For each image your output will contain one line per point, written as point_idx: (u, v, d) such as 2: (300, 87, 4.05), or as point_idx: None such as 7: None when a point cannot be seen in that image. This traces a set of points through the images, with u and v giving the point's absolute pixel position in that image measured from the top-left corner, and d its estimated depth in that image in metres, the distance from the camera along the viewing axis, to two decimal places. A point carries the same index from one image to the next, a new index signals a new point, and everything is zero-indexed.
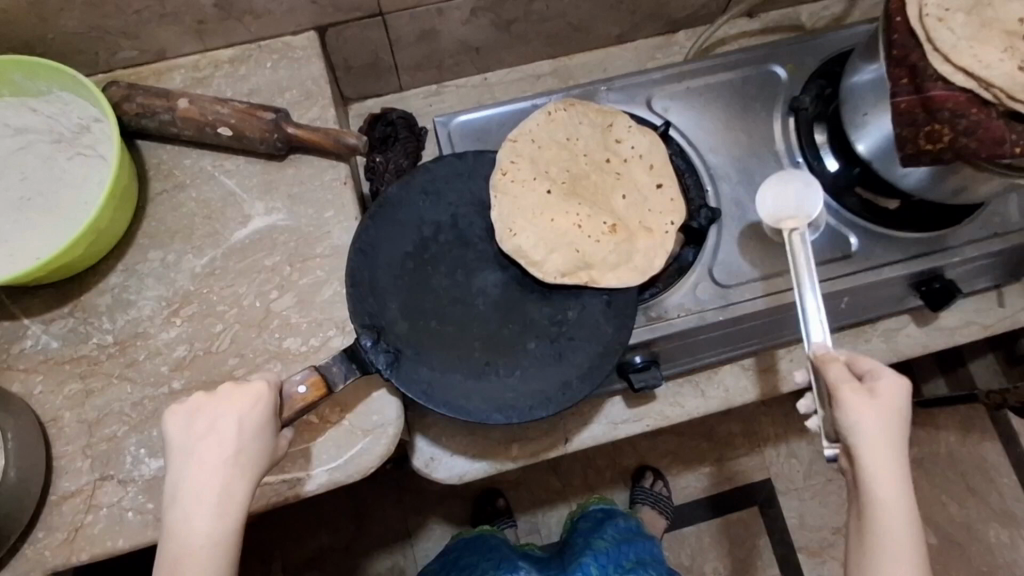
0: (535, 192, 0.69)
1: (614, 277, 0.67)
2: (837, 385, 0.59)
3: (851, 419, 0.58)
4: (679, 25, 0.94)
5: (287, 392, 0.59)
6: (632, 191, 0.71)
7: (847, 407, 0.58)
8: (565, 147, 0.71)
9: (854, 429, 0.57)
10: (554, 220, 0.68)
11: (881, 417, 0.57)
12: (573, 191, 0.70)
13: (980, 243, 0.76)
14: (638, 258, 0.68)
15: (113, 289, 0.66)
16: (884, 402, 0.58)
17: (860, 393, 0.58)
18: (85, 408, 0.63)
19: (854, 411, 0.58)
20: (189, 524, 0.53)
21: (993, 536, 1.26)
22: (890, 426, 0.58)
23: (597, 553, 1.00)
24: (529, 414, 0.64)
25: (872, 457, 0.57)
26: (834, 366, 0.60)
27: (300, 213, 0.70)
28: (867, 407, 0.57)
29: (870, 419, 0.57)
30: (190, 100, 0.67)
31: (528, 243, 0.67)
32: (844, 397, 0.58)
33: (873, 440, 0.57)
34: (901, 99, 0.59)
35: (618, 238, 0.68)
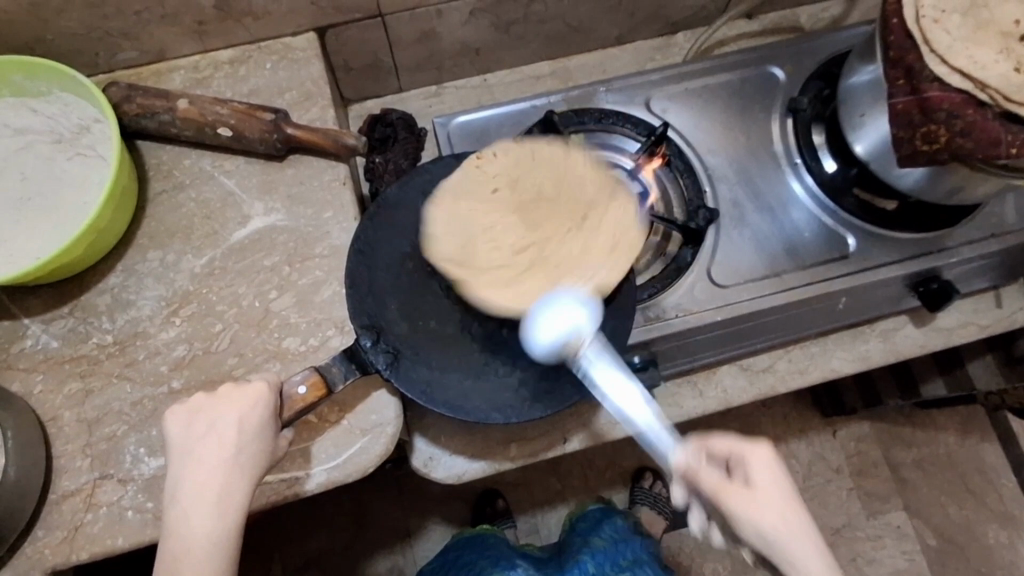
0: (482, 192, 0.66)
1: (490, 298, 0.63)
2: (716, 493, 0.55)
3: (749, 523, 0.54)
4: (678, 27, 0.95)
5: (286, 392, 0.59)
6: (600, 237, 0.65)
7: (736, 514, 0.54)
8: (547, 163, 0.68)
9: (757, 527, 0.54)
10: (487, 225, 0.66)
11: (770, 496, 0.55)
12: (538, 207, 0.67)
13: (977, 243, 0.76)
14: (472, 274, 0.64)
15: (113, 288, 0.67)
16: (762, 484, 0.56)
17: (739, 489, 0.55)
18: (85, 407, 0.63)
19: (748, 510, 0.54)
20: (189, 524, 0.53)
21: (992, 537, 1.27)
22: (782, 500, 0.56)
23: (593, 552, 1.00)
24: (528, 414, 0.64)
25: (788, 543, 0.54)
26: (703, 475, 0.56)
27: (300, 213, 0.70)
28: (751, 501, 0.55)
29: (761, 509, 0.55)
30: (190, 100, 0.68)
31: (445, 246, 0.65)
32: (727, 500, 0.55)
33: (779, 526, 0.54)
34: (898, 101, 0.59)
35: (500, 279, 0.64)
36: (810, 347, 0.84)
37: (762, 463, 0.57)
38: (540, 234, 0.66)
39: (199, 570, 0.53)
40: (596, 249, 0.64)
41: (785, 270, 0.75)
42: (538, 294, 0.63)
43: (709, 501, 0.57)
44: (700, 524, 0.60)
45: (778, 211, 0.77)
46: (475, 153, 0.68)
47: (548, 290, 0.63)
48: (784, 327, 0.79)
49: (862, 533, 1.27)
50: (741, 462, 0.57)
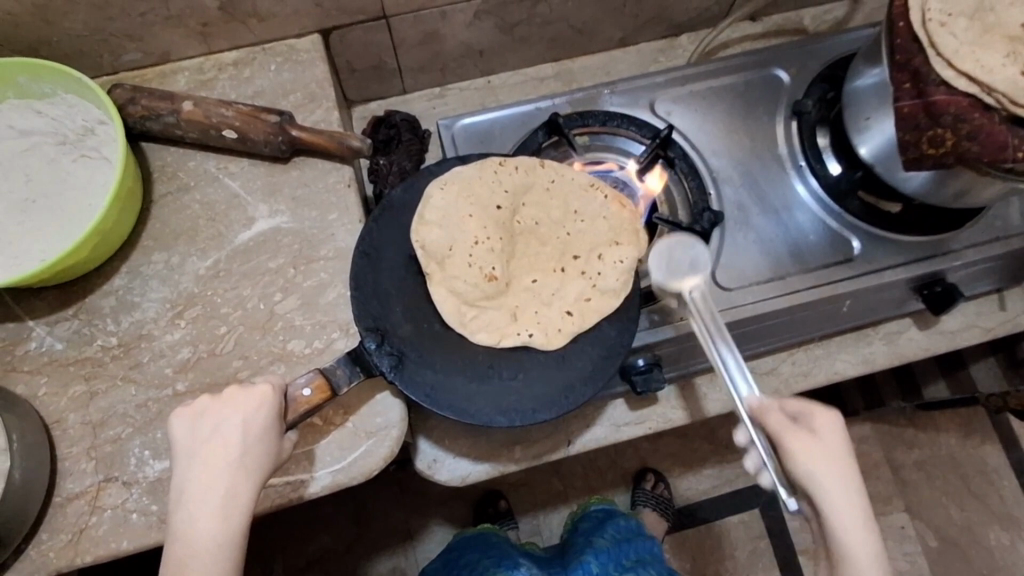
0: (484, 195, 0.69)
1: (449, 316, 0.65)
2: (779, 433, 0.58)
3: (806, 471, 0.56)
4: (681, 29, 0.94)
5: (291, 395, 0.59)
6: (571, 286, 0.69)
7: (797, 459, 0.57)
8: (564, 198, 0.71)
9: (810, 474, 0.56)
10: (475, 232, 0.68)
11: (829, 452, 0.57)
12: (529, 246, 0.71)
13: (981, 246, 0.76)
14: (455, 280, 0.66)
15: (118, 290, 0.67)
16: (829, 440, 0.57)
17: (802, 436, 0.57)
18: (90, 409, 0.63)
19: (808, 460, 0.56)
20: (194, 526, 0.53)
21: (994, 540, 1.24)
22: (839, 457, 0.57)
23: (597, 552, 1.00)
24: (533, 417, 0.64)
25: (832, 496, 0.56)
26: (770, 413, 0.59)
27: (304, 215, 0.70)
28: (812, 449, 0.57)
29: (820, 463, 0.56)
30: (195, 102, 0.68)
31: (432, 240, 0.66)
32: (788, 443, 0.57)
33: (829, 477, 0.56)
34: (904, 104, 0.59)
35: (464, 298, 0.66)
36: (814, 349, 0.84)
37: (828, 420, 0.58)
38: (516, 269, 0.70)
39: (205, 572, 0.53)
40: (557, 304, 0.68)
41: (790, 273, 0.75)
42: (493, 328, 0.66)
43: (772, 441, 0.59)
44: (755, 466, 0.62)
45: (783, 213, 0.77)
46: (498, 164, 0.70)
47: (502, 328, 0.66)
48: (788, 330, 0.79)
49: None
50: (809, 414, 0.59)
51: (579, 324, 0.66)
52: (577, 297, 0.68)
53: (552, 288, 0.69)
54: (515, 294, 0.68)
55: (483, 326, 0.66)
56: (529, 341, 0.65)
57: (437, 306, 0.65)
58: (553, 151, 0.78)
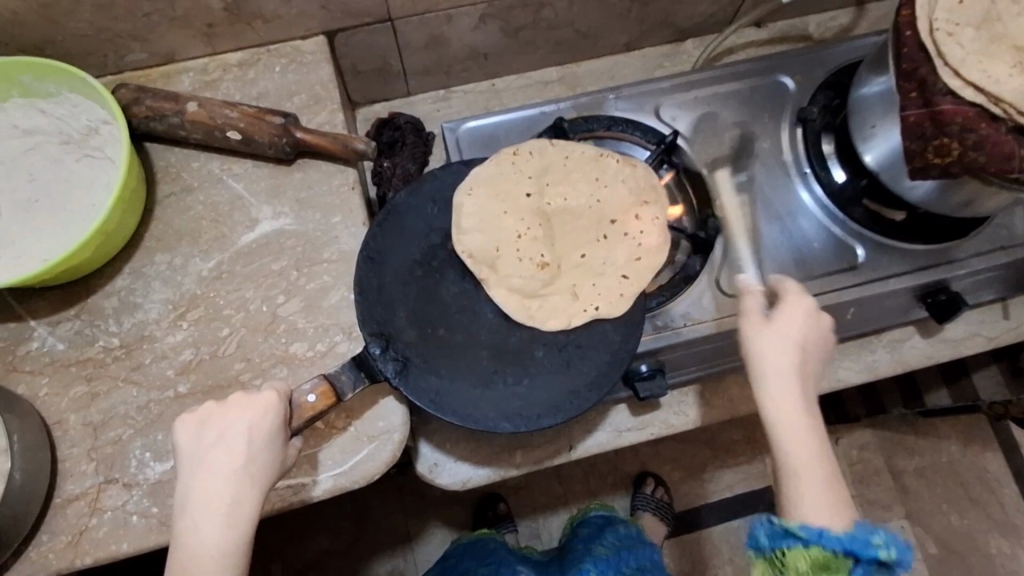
0: (515, 191, 0.71)
1: (506, 307, 0.67)
2: (743, 316, 0.63)
3: (749, 349, 0.61)
4: (686, 34, 0.94)
5: (296, 401, 0.59)
6: (615, 257, 0.70)
7: (745, 336, 0.62)
8: (589, 178, 0.72)
9: (755, 355, 0.61)
10: (516, 227, 0.70)
11: (778, 338, 0.61)
12: (568, 229, 0.71)
13: (986, 255, 0.76)
14: (506, 286, 0.68)
15: (120, 291, 0.66)
16: (783, 326, 0.61)
17: (756, 320, 0.62)
18: (91, 411, 0.63)
19: (751, 340, 0.61)
20: (199, 533, 0.53)
21: (994, 547, 1.26)
22: (786, 346, 0.61)
23: (597, 560, 0.99)
24: (537, 423, 0.64)
25: (769, 380, 0.60)
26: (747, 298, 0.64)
27: (308, 217, 0.70)
28: (764, 332, 0.61)
29: (763, 344, 0.61)
30: (199, 103, 0.67)
31: (475, 246, 0.68)
32: (746, 325, 0.62)
33: (771, 362, 0.60)
34: (910, 113, 0.59)
35: (514, 295, 0.67)
36: None
37: (797, 308, 0.62)
38: (562, 251, 0.71)
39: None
40: (610, 271, 0.69)
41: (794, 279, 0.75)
42: (553, 312, 0.67)
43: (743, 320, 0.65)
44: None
45: (788, 220, 0.77)
46: (512, 154, 0.72)
47: (563, 312, 0.67)
48: None
49: None
50: (783, 303, 0.63)
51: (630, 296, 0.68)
52: (623, 266, 0.69)
53: (598, 258, 0.70)
54: (568, 275, 0.70)
55: (541, 312, 0.67)
56: (597, 314, 0.67)
57: (499, 306, 0.67)
58: None
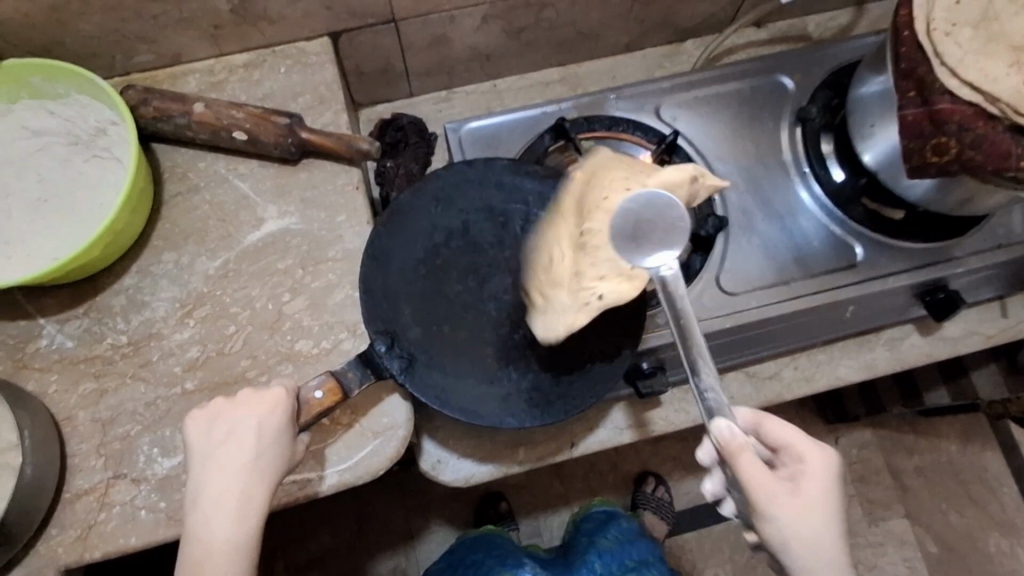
0: (529, 187, 0.71)
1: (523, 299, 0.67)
2: (754, 487, 0.51)
3: (783, 527, 0.51)
4: (686, 34, 0.95)
5: (303, 398, 0.60)
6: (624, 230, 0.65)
7: (777, 512, 0.51)
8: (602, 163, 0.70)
9: (784, 532, 0.51)
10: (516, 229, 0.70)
11: (812, 509, 0.52)
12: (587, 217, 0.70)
13: (984, 253, 0.77)
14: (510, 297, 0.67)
15: (128, 289, 0.67)
16: (810, 494, 0.53)
17: (779, 493, 0.51)
18: (99, 407, 0.64)
19: (790, 519, 0.51)
20: (210, 526, 0.54)
21: (993, 545, 1.25)
22: (820, 515, 0.52)
23: (601, 552, 1.01)
24: (542, 418, 0.66)
25: (806, 555, 0.51)
26: (749, 463, 0.51)
27: (312, 217, 0.70)
28: (794, 503, 0.51)
29: (794, 521, 0.51)
30: (206, 104, 0.68)
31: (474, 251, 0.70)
32: (767, 499, 0.51)
33: (807, 534, 0.51)
34: (909, 111, 0.60)
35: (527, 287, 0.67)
36: (818, 354, 0.84)
37: (817, 467, 0.54)
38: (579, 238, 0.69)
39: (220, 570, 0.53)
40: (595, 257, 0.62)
41: (793, 278, 0.76)
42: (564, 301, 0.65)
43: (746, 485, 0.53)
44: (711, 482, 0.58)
45: (787, 219, 0.78)
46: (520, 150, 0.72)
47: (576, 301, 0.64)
48: (793, 334, 0.79)
49: (864, 539, 1.27)
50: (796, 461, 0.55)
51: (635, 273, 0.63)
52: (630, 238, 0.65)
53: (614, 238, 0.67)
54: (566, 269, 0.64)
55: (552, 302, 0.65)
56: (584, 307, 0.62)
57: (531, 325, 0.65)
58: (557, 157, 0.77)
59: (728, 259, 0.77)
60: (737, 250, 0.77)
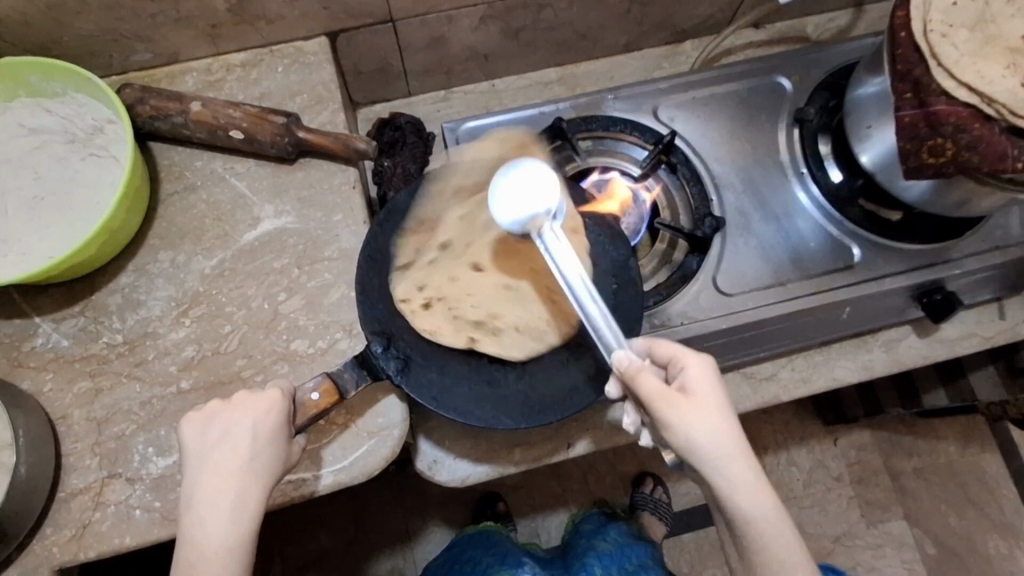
0: (451, 221, 0.71)
1: (450, 341, 0.66)
2: (648, 398, 0.53)
3: (682, 428, 0.52)
4: (685, 35, 0.95)
5: (300, 399, 0.60)
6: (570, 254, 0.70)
7: (671, 416, 0.52)
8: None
9: (682, 433, 0.52)
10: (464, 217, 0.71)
11: (703, 407, 0.53)
12: (516, 248, 0.71)
13: (981, 255, 0.77)
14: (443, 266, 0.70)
15: (124, 289, 0.67)
16: (704, 398, 0.54)
17: (673, 403, 0.53)
18: (95, 406, 0.64)
19: (686, 419, 0.52)
20: (206, 527, 0.54)
21: (992, 547, 1.26)
22: (711, 412, 0.53)
23: (600, 554, 1.00)
24: (537, 419, 0.65)
25: (711, 452, 0.52)
26: (644, 376, 0.54)
27: (309, 217, 0.70)
28: (685, 405, 0.53)
29: (696, 424, 0.52)
30: (203, 103, 0.68)
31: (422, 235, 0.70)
32: (659, 407, 0.53)
33: (703, 431, 0.52)
34: (905, 114, 0.59)
35: (467, 334, 0.67)
36: (815, 355, 0.84)
37: (696, 367, 0.56)
38: (513, 266, 0.71)
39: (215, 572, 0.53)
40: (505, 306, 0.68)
41: (790, 279, 0.76)
42: (517, 343, 0.67)
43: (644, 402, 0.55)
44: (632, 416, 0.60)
45: (784, 220, 0.78)
46: (439, 177, 0.72)
47: (530, 338, 0.68)
48: (790, 335, 0.79)
49: (862, 541, 1.28)
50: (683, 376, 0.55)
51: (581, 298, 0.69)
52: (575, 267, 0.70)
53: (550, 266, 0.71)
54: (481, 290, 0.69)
55: (497, 348, 0.67)
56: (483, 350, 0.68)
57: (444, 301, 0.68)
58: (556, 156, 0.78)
59: (723, 267, 0.76)
60: (732, 253, 0.77)
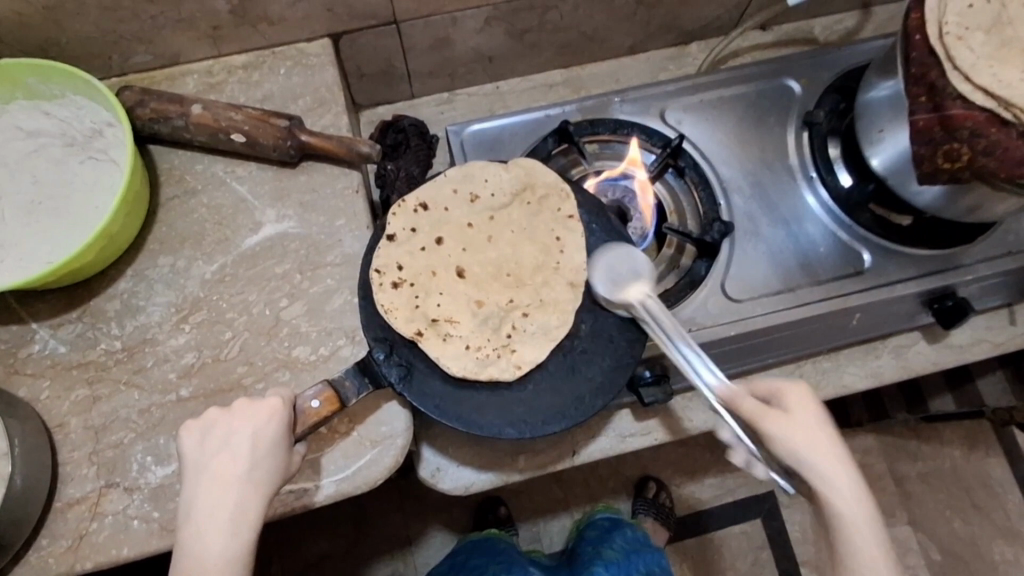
0: (456, 220, 0.71)
1: (398, 326, 0.64)
2: (755, 420, 0.56)
3: (787, 447, 0.55)
4: (692, 37, 0.94)
5: (300, 407, 0.59)
6: (555, 294, 0.69)
7: (776, 437, 0.55)
8: (544, 222, 0.71)
9: (790, 453, 0.55)
10: (466, 219, 0.71)
11: (808, 429, 0.55)
12: (504, 272, 0.70)
13: (993, 260, 0.76)
14: (421, 262, 0.68)
15: (123, 294, 0.66)
16: (807, 419, 0.56)
17: (778, 416, 0.56)
18: (92, 414, 0.63)
19: (789, 436, 0.55)
20: (204, 540, 0.53)
21: (997, 554, 1.24)
22: (818, 434, 0.55)
23: (608, 564, 1.00)
24: (542, 429, 0.64)
25: (819, 472, 0.54)
26: (745, 400, 0.57)
27: (312, 221, 0.69)
28: (788, 426, 0.55)
29: (803, 439, 0.55)
30: (204, 105, 0.67)
31: (417, 230, 0.69)
32: (765, 427, 0.56)
33: (811, 452, 0.55)
34: (919, 117, 0.59)
35: (417, 326, 0.65)
36: (823, 362, 0.82)
37: (796, 392, 0.58)
38: (492, 290, 0.69)
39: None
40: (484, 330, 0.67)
41: (799, 285, 0.75)
42: (459, 357, 0.65)
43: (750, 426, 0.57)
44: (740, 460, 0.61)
45: (794, 224, 0.77)
46: (458, 177, 0.72)
47: (473, 357, 0.65)
48: (799, 342, 0.78)
49: None
50: (783, 394, 0.58)
51: (545, 344, 0.66)
52: (547, 315, 0.68)
53: (530, 303, 0.69)
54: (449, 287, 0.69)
55: (439, 352, 0.64)
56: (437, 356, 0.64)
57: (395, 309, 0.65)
58: (562, 159, 0.78)
59: (732, 275, 0.75)
60: (743, 268, 0.75)
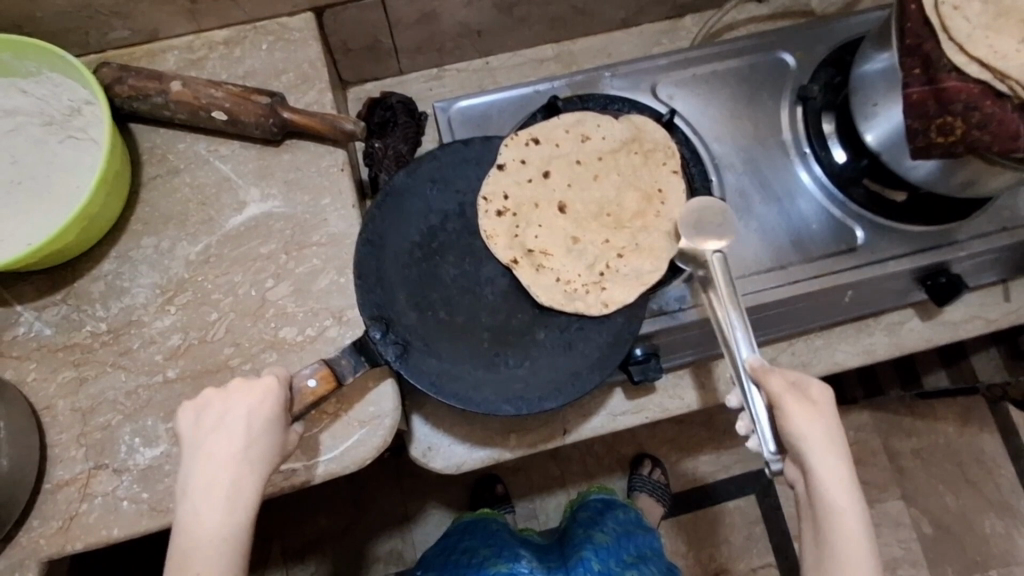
0: (566, 157, 0.72)
1: (499, 252, 0.67)
2: (780, 396, 0.56)
3: (803, 432, 0.55)
4: (685, 9, 0.92)
5: (296, 386, 0.59)
6: (651, 240, 0.69)
7: (798, 421, 0.55)
8: (652, 172, 0.71)
9: (805, 441, 0.55)
10: (562, 158, 0.71)
11: (826, 424, 0.55)
12: (603, 212, 0.71)
13: (987, 237, 0.75)
14: (526, 194, 0.70)
15: (107, 275, 0.65)
16: (826, 412, 0.56)
17: (804, 402, 0.56)
18: (79, 396, 0.62)
19: (805, 424, 0.55)
20: (201, 519, 0.52)
21: (988, 527, 1.24)
22: (832, 430, 0.56)
23: (597, 548, 0.98)
24: (539, 405, 0.64)
25: (823, 462, 0.55)
26: (775, 378, 0.56)
27: (297, 200, 0.68)
28: (812, 413, 0.55)
29: (818, 430, 0.55)
30: (183, 82, 0.66)
31: (509, 167, 0.70)
32: (789, 407, 0.55)
33: (822, 446, 0.55)
34: (913, 90, 0.57)
35: (515, 254, 0.68)
36: (815, 340, 0.82)
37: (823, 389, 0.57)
38: (591, 228, 0.70)
39: (209, 566, 0.52)
40: (574, 262, 0.68)
41: (791, 262, 0.74)
42: (550, 288, 0.67)
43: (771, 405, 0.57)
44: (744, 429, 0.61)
45: (786, 201, 0.76)
46: (572, 119, 0.72)
47: (563, 290, 0.67)
48: (792, 319, 0.78)
49: None
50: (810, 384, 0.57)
51: (636, 287, 0.67)
52: (642, 258, 0.69)
53: (627, 244, 0.69)
54: (536, 218, 0.70)
55: (532, 280, 0.67)
56: (568, 306, 0.66)
57: (510, 250, 0.67)
58: None
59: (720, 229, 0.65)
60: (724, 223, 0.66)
